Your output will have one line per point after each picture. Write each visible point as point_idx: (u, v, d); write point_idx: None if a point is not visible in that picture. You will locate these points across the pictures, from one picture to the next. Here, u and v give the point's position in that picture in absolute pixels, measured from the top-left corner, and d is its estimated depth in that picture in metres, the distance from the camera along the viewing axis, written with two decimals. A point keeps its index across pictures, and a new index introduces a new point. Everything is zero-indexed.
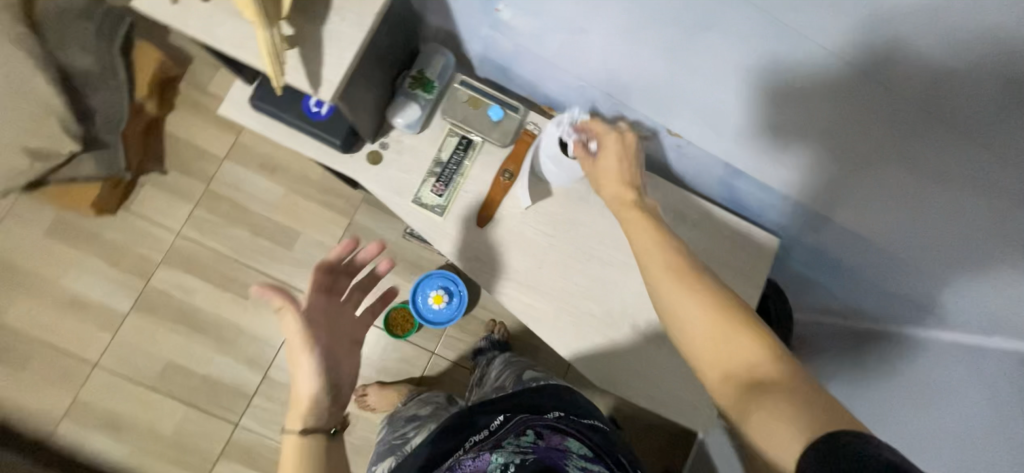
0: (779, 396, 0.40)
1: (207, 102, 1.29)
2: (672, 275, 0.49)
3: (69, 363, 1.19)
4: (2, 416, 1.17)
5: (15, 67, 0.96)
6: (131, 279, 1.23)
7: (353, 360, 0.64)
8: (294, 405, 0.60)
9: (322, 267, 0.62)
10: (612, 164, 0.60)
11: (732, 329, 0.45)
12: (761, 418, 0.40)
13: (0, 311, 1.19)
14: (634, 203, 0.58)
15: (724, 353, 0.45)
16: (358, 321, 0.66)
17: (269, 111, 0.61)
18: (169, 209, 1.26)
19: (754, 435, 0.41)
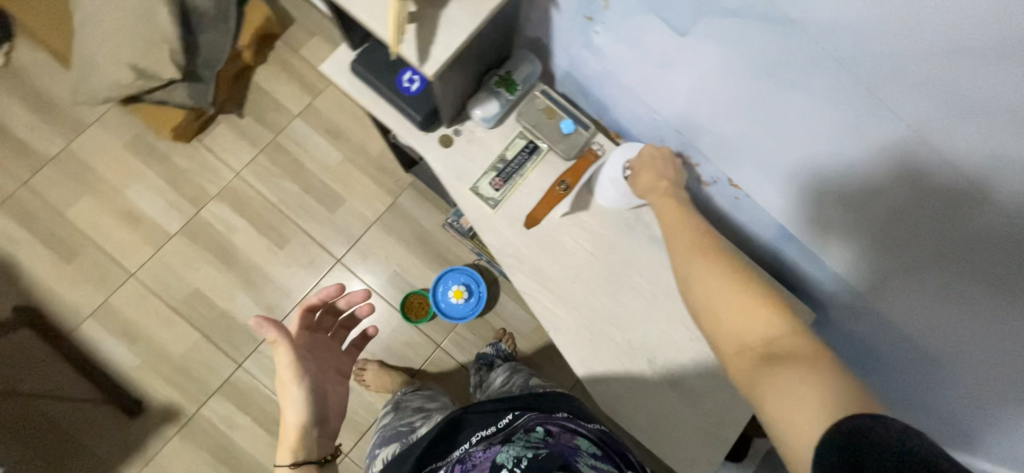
0: (804, 370, 0.40)
1: (295, 62, 1.38)
2: (700, 253, 0.51)
3: (108, 267, 1.26)
4: (36, 300, 1.24)
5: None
6: (185, 205, 1.31)
7: (337, 390, 0.75)
8: (282, 441, 0.69)
9: (308, 308, 0.75)
10: (649, 159, 0.63)
11: (754, 303, 0.45)
12: (776, 394, 0.40)
13: (64, 204, 1.28)
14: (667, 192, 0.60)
15: (748, 330, 0.45)
16: (340, 355, 0.79)
17: (365, 76, 0.65)
18: (236, 150, 1.34)
19: (770, 411, 0.40)
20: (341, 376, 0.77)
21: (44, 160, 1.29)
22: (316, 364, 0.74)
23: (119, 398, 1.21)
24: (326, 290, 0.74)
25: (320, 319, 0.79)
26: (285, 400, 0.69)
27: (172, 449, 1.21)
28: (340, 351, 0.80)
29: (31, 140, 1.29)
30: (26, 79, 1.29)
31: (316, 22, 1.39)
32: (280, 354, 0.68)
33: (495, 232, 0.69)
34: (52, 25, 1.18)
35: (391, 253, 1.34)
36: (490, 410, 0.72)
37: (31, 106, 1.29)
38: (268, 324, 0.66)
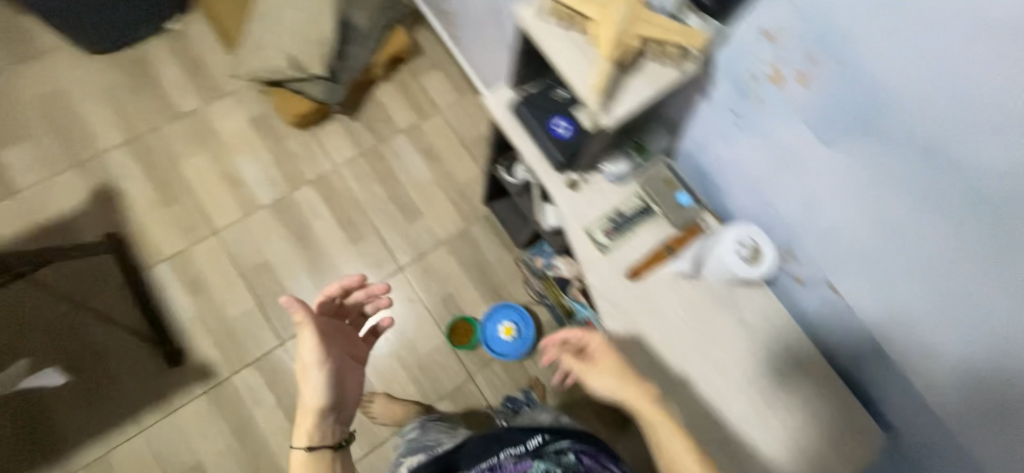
0: None
1: (413, 86, 1.53)
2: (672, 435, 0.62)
3: (197, 220, 1.35)
4: (125, 232, 1.33)
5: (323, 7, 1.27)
6: (281, 182, 1.41)
7: (353, 379, 0.81)
8: (300, 423, 0.74)
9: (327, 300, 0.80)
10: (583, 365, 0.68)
11: None
12: None
13: (181, 156, 1.41)
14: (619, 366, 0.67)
15: None
16: (354, 345, 0.84)
17: (520, 113, 0.75)
18: (341, 146, 1.46)
19: None
20: (355, 363, 0.82)
21: (178, 115, 1.44)
22: (337, 351, 0.79)
23: (164, 344, 1.24)
24: (349, 282, 0.80)
25: (336, 308, 0.83)
26: (304, 383, 0.74)
27: (196, 408, 1.21)
28: (356, 340, 0.85)
29: (174, 96, 1.45)
30: (188, 46, 1.48)
31: (440, 57, 1.56)
32: (304, 339, 0.73)
33: (598, 274, 0.74)
34: (231, 10, 1.38)
35: (449, 275, 1.39)
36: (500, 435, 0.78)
37: (186, 69, 1.47)
38: (295, 308, 0.72)
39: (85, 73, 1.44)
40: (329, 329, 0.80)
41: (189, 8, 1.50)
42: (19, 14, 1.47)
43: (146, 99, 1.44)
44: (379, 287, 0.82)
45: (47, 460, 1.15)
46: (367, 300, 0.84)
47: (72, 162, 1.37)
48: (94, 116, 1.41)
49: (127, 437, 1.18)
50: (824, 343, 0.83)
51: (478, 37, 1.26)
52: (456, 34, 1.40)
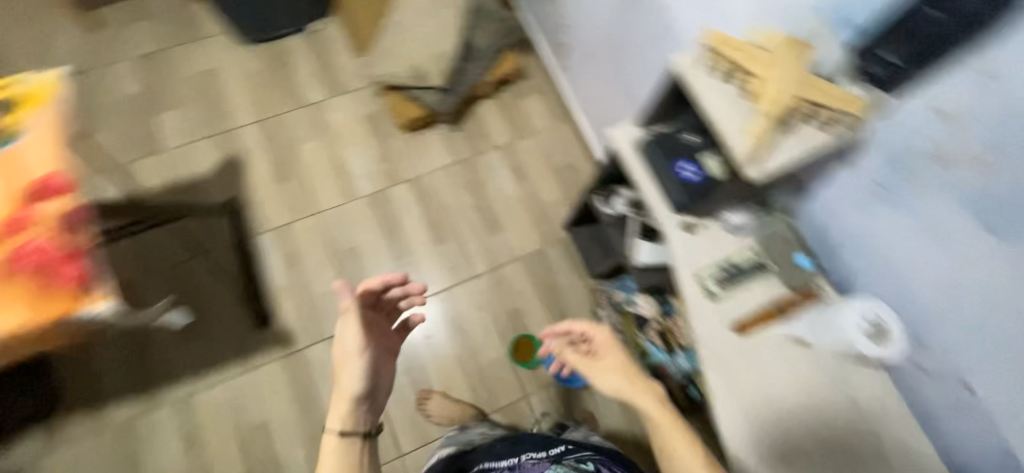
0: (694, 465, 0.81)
1: (515, 106, 1.60)
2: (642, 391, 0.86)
3: (301, 198, 1.46)
4: (237, 199, 1.44)
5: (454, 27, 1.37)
6: (381, 176, 1.50)
7: (384, 371, 0.86)
8: (335, 409, 0.80)
9: (369, 294, 0.86)
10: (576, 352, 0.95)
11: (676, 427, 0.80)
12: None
13: (297, 138, 1.52)
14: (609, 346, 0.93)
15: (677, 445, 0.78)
16: (387, 339, 0.89)
17: (646, 152, 0.78)
18: (439, 152, 1.53)
19: None
20: (387, 356, 0.88)
21: (302, 101, 1.56)
22: (373, 343, 0.84)
23: (256, 308, 1.34)
24: (390, 278, 0.86)
25: (375, 301, 0.89)
26: (342, 371, 0.81)
27: (274, 370, 1.30)
28: (390, 334, 0.90)
29: (301, 83, 1.58)
30: (321, 40, 1.61)
31: (545, 82, 1.62)
32: (348, 329, 0.82)
33: (704, 322, 0.73)
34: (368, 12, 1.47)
35: (520, 291, 1.42)
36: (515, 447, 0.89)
37: (314, 61, 1.60)
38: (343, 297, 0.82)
39: (229, 52, 1.60)
40: (368, 321, 0.86)
41: (328, 6, 1.62)
42: None
43: (276, 82, 1.57)
44: (416, 285, 0.88)
45: (137, 395, 1.25)
46: (404, 297, 0.90)
47: (206, 130, 1.51)
48: (230, 91, 1.55)
49: (211, 386, 1.27)
50: (950, 441, 0.77)
51: (593, 73, 1.31)
52: (568, 65, 1.46)
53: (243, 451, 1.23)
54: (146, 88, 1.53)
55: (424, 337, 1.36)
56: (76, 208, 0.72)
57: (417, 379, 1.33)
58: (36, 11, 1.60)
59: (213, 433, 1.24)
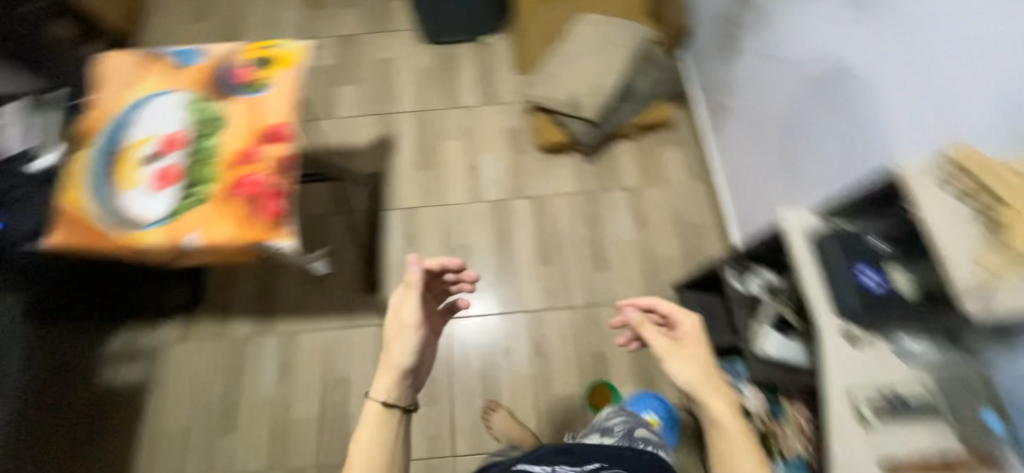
0: None
1: (652, 153, 1.58)
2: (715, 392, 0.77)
3: (431, 188, 1.56)
4: (377, 173, 1.55)
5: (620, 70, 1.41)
6: (507, 187, 1.55)
7: (427, 349, 0.86)
8: (380, 379, 0.79)
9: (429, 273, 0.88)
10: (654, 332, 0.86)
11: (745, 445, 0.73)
12: None
13: (442, 132, 1.63)
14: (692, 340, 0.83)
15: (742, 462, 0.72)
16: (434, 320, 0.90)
17: (823, 246, 0.72)
18: (567, 178, 1.55)
19: None
20: (433, 337, 0.88)
21: (457, 101, 1.66)
22: (427, 322, 0.86)
23: (365, 276, 1.43)
24: (449, 260, 0.88)
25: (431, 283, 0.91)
26: (392, 343, 0.81)
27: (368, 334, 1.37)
28: (437, 316, 0.91)
29: (460, 86, 1.68)
30: (487, 53, 1.73)
31: (688, 139, 1.59)
32: (408, 302, 0.83)
33: (846, 446, 0.65)
34: (541, 43, 1.56)
35: (609, 336, 1.38)
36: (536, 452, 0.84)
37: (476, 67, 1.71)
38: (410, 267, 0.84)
39: (406, 44, 1.75)
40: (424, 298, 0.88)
41: (503, 25, 1.74)
42: None
43: (439, 80, 1.69)
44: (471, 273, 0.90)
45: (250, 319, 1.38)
46: (455, 282, 0.92)
47: (369, 108, 1.66)
48: (398, 78, 1.70)
49: (314, 332, 1.37)
50: None
51: (753, 147, 1.26)
52: (722, 128, 1.43)
53: (324, 399, 1.30)
54: (331, 61, 1.73)
55: (506, 351, 1.38)
56: (287, 156, 0.84)
57: (488, 388, 1.35)
58: None
59: (304, 373, 1.33)
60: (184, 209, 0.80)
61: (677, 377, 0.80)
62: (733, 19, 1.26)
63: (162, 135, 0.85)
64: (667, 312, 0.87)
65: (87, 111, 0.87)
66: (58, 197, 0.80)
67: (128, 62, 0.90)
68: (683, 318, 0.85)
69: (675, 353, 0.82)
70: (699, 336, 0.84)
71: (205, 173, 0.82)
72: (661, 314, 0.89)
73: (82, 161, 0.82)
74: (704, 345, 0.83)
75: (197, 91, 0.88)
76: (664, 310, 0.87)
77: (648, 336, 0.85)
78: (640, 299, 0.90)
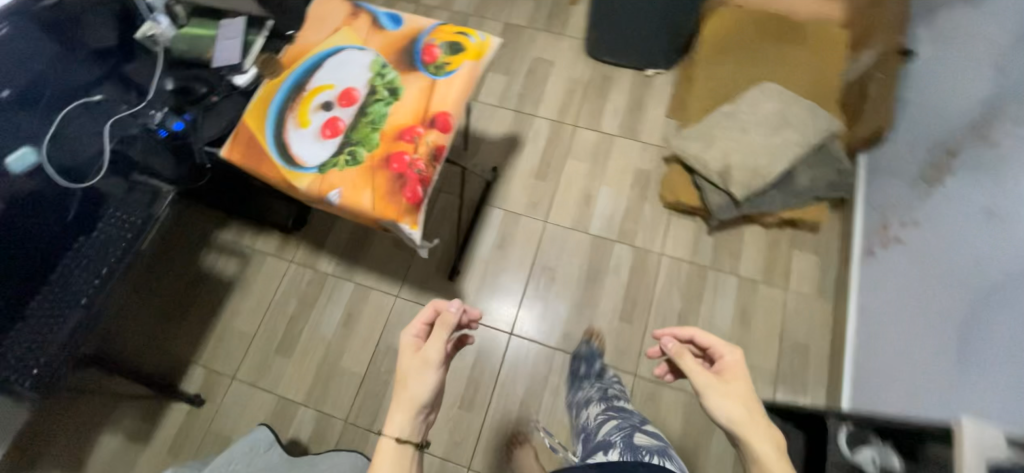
0: None
1: (783, 251, 1.42)
2: (755, 418, 0.72)
3: (541, 201, 1.52)
4: (496, 169, 1.55)
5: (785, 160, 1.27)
6: (616, 228, 1.48)
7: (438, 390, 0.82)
8: (396, 412, 0.74)
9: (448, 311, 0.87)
10: (688, 361, 0.81)
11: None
12: None
13: (572, 150, 1.58)
14: (731, 365, 0.80)
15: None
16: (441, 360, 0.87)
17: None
18: (681, 244, 1.44)
19: None
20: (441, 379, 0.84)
21: (598, 125, 1.60)
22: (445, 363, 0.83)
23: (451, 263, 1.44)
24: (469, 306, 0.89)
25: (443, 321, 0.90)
26: (409, 380, 0.77)
27: None
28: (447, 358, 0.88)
29: (607, 111, 1.62)
30: (646, 88, 1.65)
31: (831, 251, 1.41)
32: (437, 339, 0.80)
33: None
34: (708, 103, 1.48)
35: (664, 422, 1.29)
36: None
37: (629, 97, 1.64)
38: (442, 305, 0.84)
39: (568, 53, 1.71)
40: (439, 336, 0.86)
41: (672, 66, 1.65)
42: None
43: (587, 98, 1.64)
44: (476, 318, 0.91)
45: (336, 261, 1.45)
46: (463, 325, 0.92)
47: (511, 102, 1.65)
48: (549, 83, 1.67)
49: (386, 295, 1.41)
50: None
51: (916, 298, 1.08)
52: (881, 257, 1.25)
53: (373, 360, 1.35)
54: None
55: (555, 391, 1.32)
56: (442, 147, 0.84)
57: (521, 419, 1.30)
58: None
59: (364, 329, 1.38)
60: (338, 165, 0.83)
61: (716, 410, 0.74)
62: (956, 153, 1.07)
63: (342, 88, 0.89)
64: (706, 344, 0.85)
65: (289, 43, 0.93)
66: (243, 115, 0.87)
67: (337, 10, 0.96)
68: (723, 350, 0.82)
69: (713, 382, 0.77)
70: (741, 369, 0.79)
71: (366, 137, 0.85)
72: (700, 346, 0.87)
73: (271, 88, 0.89)
74: (749, 378, 0.78)
75: (386, 57, 0.91)
76: (702, 341, 0.86)
77: (683, 362, 0.82)
78: (681, 331, 0.89)
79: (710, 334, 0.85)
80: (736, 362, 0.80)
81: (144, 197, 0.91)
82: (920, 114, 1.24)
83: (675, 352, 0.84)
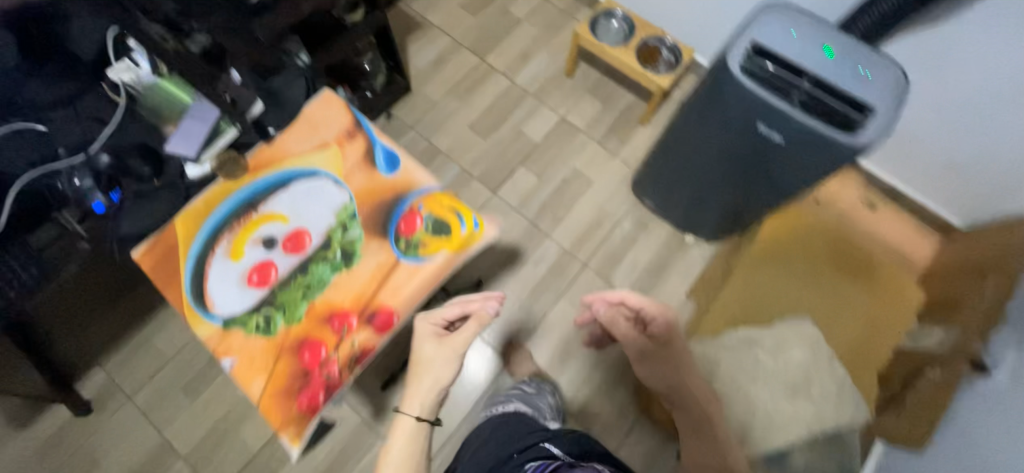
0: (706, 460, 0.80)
1: None
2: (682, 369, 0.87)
3: (511, 338, 1.37)
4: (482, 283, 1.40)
5: (779, 429, 1.09)
6: (576, 401, 1.31)
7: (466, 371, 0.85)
8: (412, 393, 0.79)
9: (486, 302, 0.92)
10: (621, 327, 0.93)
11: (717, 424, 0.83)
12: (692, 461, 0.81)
13: (569, 293, 1.41)
14: (663, 324, 0.90)
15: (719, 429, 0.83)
16: None
17: None
18: (637, 451, 1.27)
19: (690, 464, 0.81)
20: None
21: (608, 275, 1.42)
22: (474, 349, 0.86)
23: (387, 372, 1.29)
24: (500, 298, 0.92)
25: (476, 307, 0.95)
26: (434, 364, 0.81)
27: (346, 420, 1.26)
28: None
29: (625, 262, 1.44)
30: (677, 251, 1.45)
31: None
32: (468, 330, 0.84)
33: None
34: (731, 316, 1.26)
35: None
36: (547, 433, 0.85)
37: (654, 257, 1.45)
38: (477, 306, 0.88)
39: (612, 178, 1.52)
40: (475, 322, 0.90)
41: (715, 240, 1.46)
42: (642, 104, 1.60)
43: (611, 237, 1.46)
44: None
45: None
46: None
47: (529, 209, 1.49)
48: (578, 205, 1.49)
49: None
50: None
51: None
52: None
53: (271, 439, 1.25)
54: (536, 137, 1.56)
55: None
56: (369, 350, 0.69)
57: None
58: (558, 12, 1.71)
59: None
60: (247, 326, 0.69)
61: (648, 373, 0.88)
62: None
63: (295, 227, 0.74)
64: (637, 305, 0.93)
65: (265, 143, 0.78)
66: (177, 215, 0.74)
67: (335, 119, 0.80)
68: (654, 310, 0.91)
69: (643, 345, 0.89)
70: (671, 327, 0.89)
71: (292, 301, 0.71)
72: (629, 307, 0.95)
73: (218, 195, 0.75)
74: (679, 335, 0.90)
75: (359, 207, 0.76)
76: (633, 302, 0.93)
77: (613, 328, 0.94)
78: (611, 294, 0.96)
79: (639, 298, 0.93)
80: (669, 319, 0.90)
81: (39, 240, 0.76)
82: (958, 448, 1.01)
83: (608, 319, 0.95)
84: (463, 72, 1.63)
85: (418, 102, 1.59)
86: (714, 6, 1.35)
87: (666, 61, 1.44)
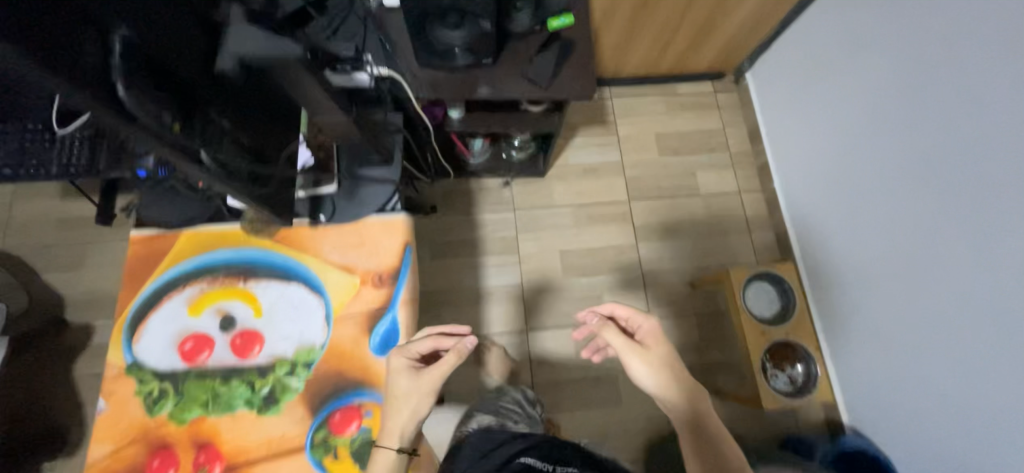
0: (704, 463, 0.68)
1: None
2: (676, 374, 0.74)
3: None
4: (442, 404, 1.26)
5: None
6: None
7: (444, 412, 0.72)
8: (384, 427, 0.66)
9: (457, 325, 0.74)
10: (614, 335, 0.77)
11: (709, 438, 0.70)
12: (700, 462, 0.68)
13: None
14: (641, 335, 0.79)
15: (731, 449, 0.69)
16: None
17: None
18: None
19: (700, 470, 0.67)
20: None
21: None
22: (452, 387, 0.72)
23: None
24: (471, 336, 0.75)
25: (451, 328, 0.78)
26: (405, 402, 0.66)
27: None
28: None
29: None
30: None
31: None
32: (442, 366, 0.67)
33: None
34: None
35: None
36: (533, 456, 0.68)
37: None
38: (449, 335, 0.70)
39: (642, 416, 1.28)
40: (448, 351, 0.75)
41: None
42: (732, 376, 1.30)
43: None
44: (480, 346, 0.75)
45: None
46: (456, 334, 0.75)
47: (541, 374, 1.30)
48: (585, 411, 1.28)
49: None
50: None
51: None
52: None
53: None
54: None
55: None
56: None
57: None
58: (737, 219, 1.44)
59: None
60: (145, 385, 0.70)
61: (645, 385, 0.75)
62: None
63: (253, 330, 0.73)
64: (625, 316, 0.81)
65: (311, 225, 0.79)
66: (189, 233, 0.75)
67: (381, 255, 0.78)
68: (641, 320, 0.79)
69: (636, 351, 0.75)
70: (662, 335, 0.77)
71: (191, 398, 0.70)
72: (619, 318, 0.82)
73: (229, 247, 0.75)
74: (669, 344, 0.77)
75: (323, 358, 0.73)
76: (622, 312, 0.81)
77: (607, 338, 0.78)
78: (599, 306, 0.83)
79: (615, 305, 0.81)
80: (653, 325, 0.78)
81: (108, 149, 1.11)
82: None
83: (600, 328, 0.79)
84: (601, 197, 1.44)
85: (541, 191, 1.44)
86: (881, 384, 1.08)
87: (790, 377, 1.19)
